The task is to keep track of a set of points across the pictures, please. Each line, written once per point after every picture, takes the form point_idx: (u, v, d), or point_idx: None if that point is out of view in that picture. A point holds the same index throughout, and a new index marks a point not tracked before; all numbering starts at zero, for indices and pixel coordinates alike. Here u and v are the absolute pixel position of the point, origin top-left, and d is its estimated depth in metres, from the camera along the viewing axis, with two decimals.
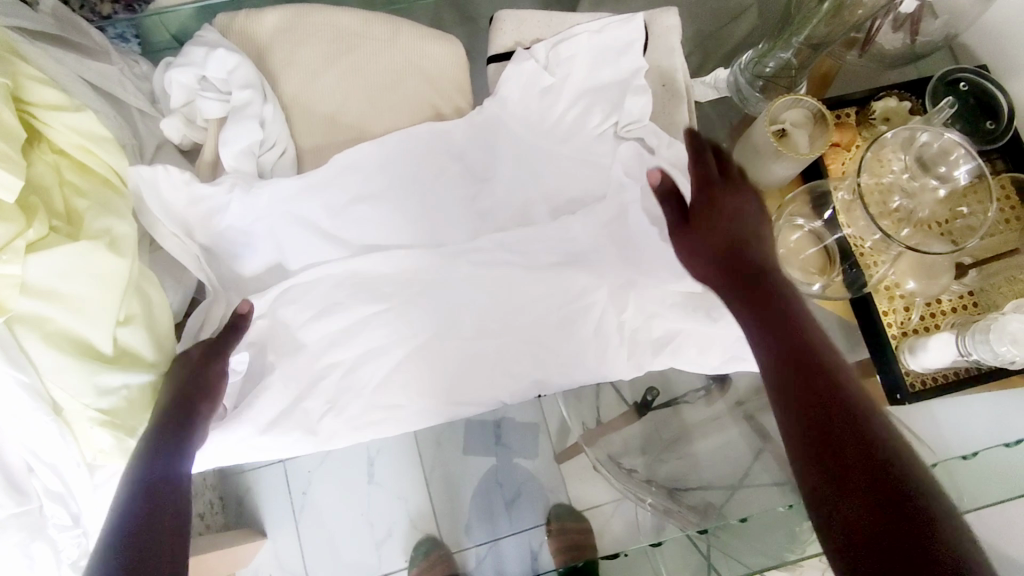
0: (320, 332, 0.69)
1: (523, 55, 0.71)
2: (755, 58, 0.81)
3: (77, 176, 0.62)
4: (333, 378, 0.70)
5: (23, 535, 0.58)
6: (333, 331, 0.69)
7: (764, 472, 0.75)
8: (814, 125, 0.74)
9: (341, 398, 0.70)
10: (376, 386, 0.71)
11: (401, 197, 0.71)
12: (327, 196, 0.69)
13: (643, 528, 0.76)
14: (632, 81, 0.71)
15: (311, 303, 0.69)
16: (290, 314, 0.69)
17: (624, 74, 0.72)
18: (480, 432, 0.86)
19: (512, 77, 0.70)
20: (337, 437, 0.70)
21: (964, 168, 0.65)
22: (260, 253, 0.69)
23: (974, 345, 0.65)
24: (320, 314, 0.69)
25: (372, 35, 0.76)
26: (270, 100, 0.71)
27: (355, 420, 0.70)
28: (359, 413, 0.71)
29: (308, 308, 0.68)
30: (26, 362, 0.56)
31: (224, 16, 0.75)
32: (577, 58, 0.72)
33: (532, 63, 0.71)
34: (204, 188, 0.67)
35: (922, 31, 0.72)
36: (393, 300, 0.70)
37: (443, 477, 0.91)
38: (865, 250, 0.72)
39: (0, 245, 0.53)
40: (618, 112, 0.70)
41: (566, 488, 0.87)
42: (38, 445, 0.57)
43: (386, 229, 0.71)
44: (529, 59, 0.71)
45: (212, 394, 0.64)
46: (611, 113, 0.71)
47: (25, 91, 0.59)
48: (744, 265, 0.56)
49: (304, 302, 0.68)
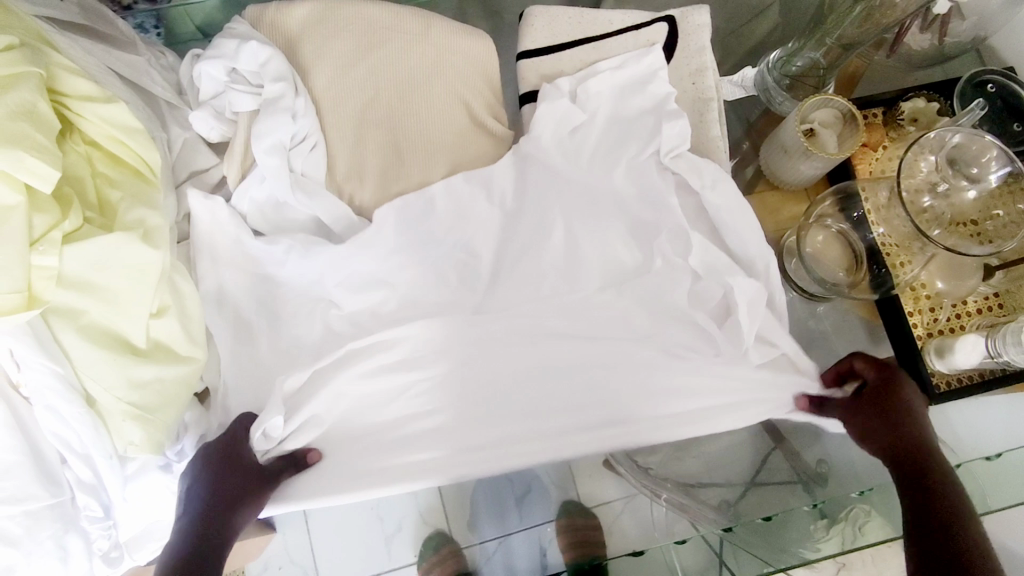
0: (360, 391, 0.69)
1: (554, 93, 0.73)
2: (783, 57, 0.81)
3: (109, 168, 0.62)
4: (364, 433, 0.69)
5: (58, 527, 0.58)
6: (373, 388, 0.69)
7: (777, 472, 0.75)
8: (843, 126, 0.74)
9: (359, 463, 0.68)
10: (395, 446, 0.69)
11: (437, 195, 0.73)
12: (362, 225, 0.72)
13: (657, 524, 0.71)
14: (666, 108, 0.72)
15: (353, 357, 0.69)
16: (329, 367, 0.68)
17: (654, 104, 0.73)
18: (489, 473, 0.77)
19: (545, 117, 0.72)
20: (343, 496, 0.67)
21: (998, 171, 0.66)
22: (289, 284, 0.71)
23: (1005, 347, 0.65)
24: (362, 371, 0.68)
25: (404, 30, 0.76)
26: (301, 94, 0.70)
27: (366, 481, 0.67)
28: (373, 473, 0.68)
29: (347, 364, 0.68)
30: (60, 354, 0.56)
31: (255, 7, 0.75)
32: (604, 95, 0.74)
33: (565, 103, 0.72)
34: (255, 243, 0.70)
35: (950, 33, 0.72)
36: (435, 352, 0.70)
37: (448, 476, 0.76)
38: (893, 251, 0.72)
39: (37, 236, 0.52)
40: (658, 141, 0.71)
41: (576, 485, 0.76)
42: (71, 436, 0.57)
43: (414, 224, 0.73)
44: (562, 98, 0.72)
45: (256, 486, 0.64)
46: (651, 142, 0.72)
47: (59, 81, 0.58)
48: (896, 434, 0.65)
49: (347, 358, 0.68)
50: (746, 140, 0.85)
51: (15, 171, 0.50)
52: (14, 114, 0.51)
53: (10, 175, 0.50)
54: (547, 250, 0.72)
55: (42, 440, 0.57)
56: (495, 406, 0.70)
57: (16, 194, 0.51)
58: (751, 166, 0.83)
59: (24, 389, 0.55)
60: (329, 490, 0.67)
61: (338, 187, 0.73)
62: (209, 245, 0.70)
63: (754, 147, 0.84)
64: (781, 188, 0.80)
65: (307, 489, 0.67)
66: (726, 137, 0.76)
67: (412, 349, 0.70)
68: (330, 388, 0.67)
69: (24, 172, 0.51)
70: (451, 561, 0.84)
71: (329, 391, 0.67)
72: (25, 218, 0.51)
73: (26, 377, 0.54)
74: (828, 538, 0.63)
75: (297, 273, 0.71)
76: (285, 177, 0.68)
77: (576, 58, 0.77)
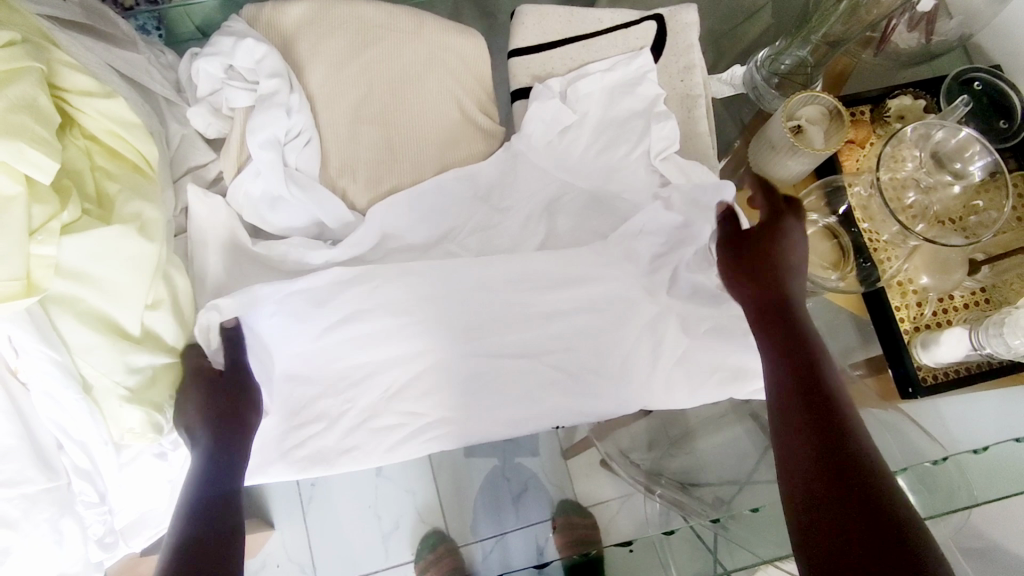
0: (330, 340, 0.70)
1: (544, 91, 0.73)
2: (771, 56, 0.82)
3: (107, 161, 0.63)
4: (362, 374, 0.72)
5: (55, 510, 0.58)
6: (337, 342, 0.71)
7: (770, 470, 0.73)
8: (829, 122, 0.75)
9: (364, 407, 0.73)
10: (394, 392, 0.73)
11: (433, 195, 0.74)
12: (351, 220, 0.73)
13: (652, 520, 0.75)
14: (654, 109, 0.73)
15: (316, 311, 0.69)
16: (316, 305, 0.68)
17: (644, 103, 0.73)
18: (493, 480, 0.87)
19: (537, 115, 0.72)
20: (361, 445, 0.73)
21: (980, 163, 0.67)
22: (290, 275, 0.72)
23: (987, 339, 0.66)
24: (329, 323, 0.69)
25: (398, 28, 0.78)
26: (296, 90, 0.72)
27: (369, 419, 0.73)
28: (369, 430, 0.73)
29: (325, 318, 0.69)
30: (58, 341, 0.57)
31: (252, 6, 0.76)
32: (594, 96, 0.74)
33: (554, 101, 0.72)
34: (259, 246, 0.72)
35: (937, 31, 0.73)
36: (419, 307, 0.71)
37: (451, 481, 0.87)
38: (880, 244, 0.74)
39: (35, 226, 0.54)
40: (645, 143, 0.71)
41: (573, 484, 0.86)
42: (68, 423, 0.58)
43: (409, 221, 0.74)
44: (552, 97, 0.72)
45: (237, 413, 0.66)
46: (639, 143, 0.72)
47: (59, 77, 0.60)
48: (787, 313, 0.61)
49: (318, 305, 0.68)
50: (738, 139, 0.86)
51: (14, 162, 0.51)
52: (17, 107, 0.53)
53: (10, 166, 0.52)
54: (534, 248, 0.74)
55: (38, 424, 0.58)
56: (479, 378, 0.74)
57: (16, 185, 0.52)
58: (742, 167, 0.84)
59: (22, 375, 0.56)
60: (343, 446, 0.73)
61: (331, 181, 0.74)
62: (208, 241, 0.71)
63: (746, 146, 0.85)
64: (769, 183, 0.81)
65: (324, 445, 0.73)
66: (714, 134, 0.77)
67: (398, 304, 0.70)
68: (329, 332, 0.70)
69: (25, 163, 0.52)
70: (445, 560, 0.87)
71: (327, 326, 0.70)
72: (25, 208, 0.52)
73: (24, 363, 0.55)
74: None
75: (291, 266, 0.71)
76: (280, 171, 0.69)
77: (566, 56, 0.78)
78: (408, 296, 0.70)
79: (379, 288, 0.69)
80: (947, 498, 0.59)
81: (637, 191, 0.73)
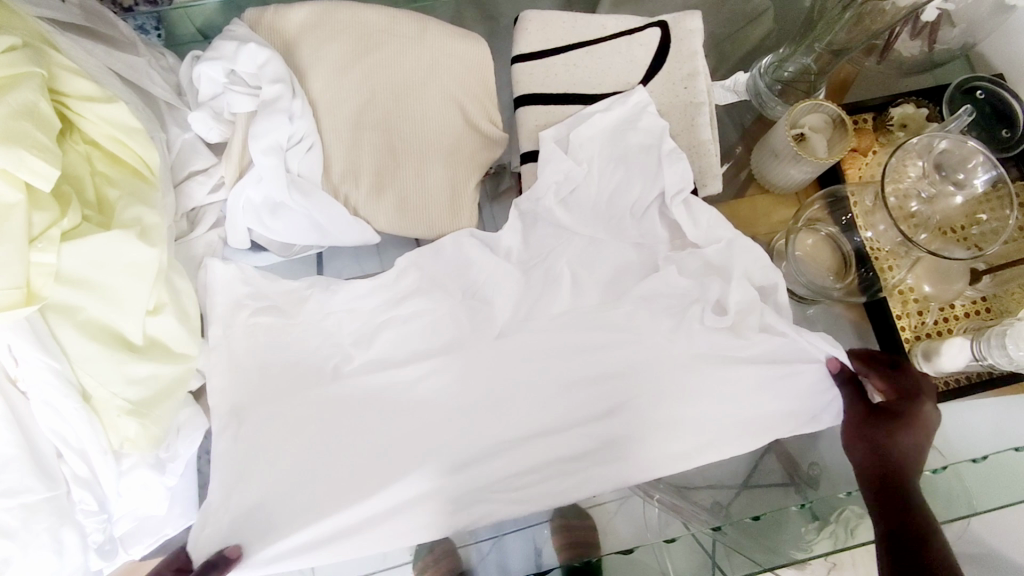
0: (377, 406, 0.69)
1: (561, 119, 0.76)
2: (776, 62, 0.82)
3: (108, 166, 0.62)
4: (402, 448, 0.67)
5: (55, 519, 0.57)
6: (369, 408, 0.69)
7: (769, 471, 0.70)
8: (831, 131, 0.76)
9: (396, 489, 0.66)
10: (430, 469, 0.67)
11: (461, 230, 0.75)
12: (368, 239, 0.78)
13: (650, 525, 0.64)
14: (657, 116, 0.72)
15: (356, 380, 0.70)
16: (367, 365, 0.70)
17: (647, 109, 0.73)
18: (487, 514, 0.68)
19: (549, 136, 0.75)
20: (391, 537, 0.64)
21: (984, 176, 0.66)
22: (320, 339, 0.72)
23: (990, 350, 0.66)
24: (354, 398, 0.69)
25: (401, 33, 0.77)
26: (298, 95, 0.71)
27: (404, 502, 0.66)
28: (385, 510, 0.65)
29: (371, 378, 0.70)
30: (58, 350, 0.57)
31: (255, 10, 0.76)
32: (598, 110, 0.75)
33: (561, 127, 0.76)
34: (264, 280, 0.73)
35: (940, 40, 0.73)
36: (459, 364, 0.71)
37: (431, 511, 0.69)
38: (881, 254, 0.74)
39: (36, 233, 0.53)
40: (659, 183, 0.72)
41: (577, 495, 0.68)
42: (67, 432, 0.58)
43: (433, 262, 0.74)
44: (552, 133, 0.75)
45: None
46: (644, 155, 0.73)
47: (60, 82, 0.59)
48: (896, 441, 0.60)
49: (373, 366, 0.70)
50: (739, 145, 0.87)
51: (15, 170, 0.51)
52: (16, 114, 0.52)
53: (11, 174, 0.51)
54: (537, 256, 0.74)
55: (38, 433, 0.57)
56: None
57: (17, 193, 0.51)
58: (745, 171, 0.84)
59: (21, 383, 0.56)
60: (354, 529, 0.64)
61: (335, 187, 0.75)
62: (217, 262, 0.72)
63: (747, 151, 0.86)
64: (771, 191, 0.82)
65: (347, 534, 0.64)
66: (717, 141, 0.77)
67: (443, 359, 0.70)
68: (376, 397, 0.69)
69: (24, 170, 0.51)
70: None
71: (377, 391, 0.69)
72: (26, 216, 0.52)
73: (24, 371, 0.55)
74: (821, 538, 0.60)
75: (312, 308, 0.72)
76: (280, 177, 0.68)
77: (569, 64, 0.79)
78: (429, 294, 0.73)
79: (430, 345, 0.71)
80: (947, 505, 0.60)
81: (638, 199, 0.73)
